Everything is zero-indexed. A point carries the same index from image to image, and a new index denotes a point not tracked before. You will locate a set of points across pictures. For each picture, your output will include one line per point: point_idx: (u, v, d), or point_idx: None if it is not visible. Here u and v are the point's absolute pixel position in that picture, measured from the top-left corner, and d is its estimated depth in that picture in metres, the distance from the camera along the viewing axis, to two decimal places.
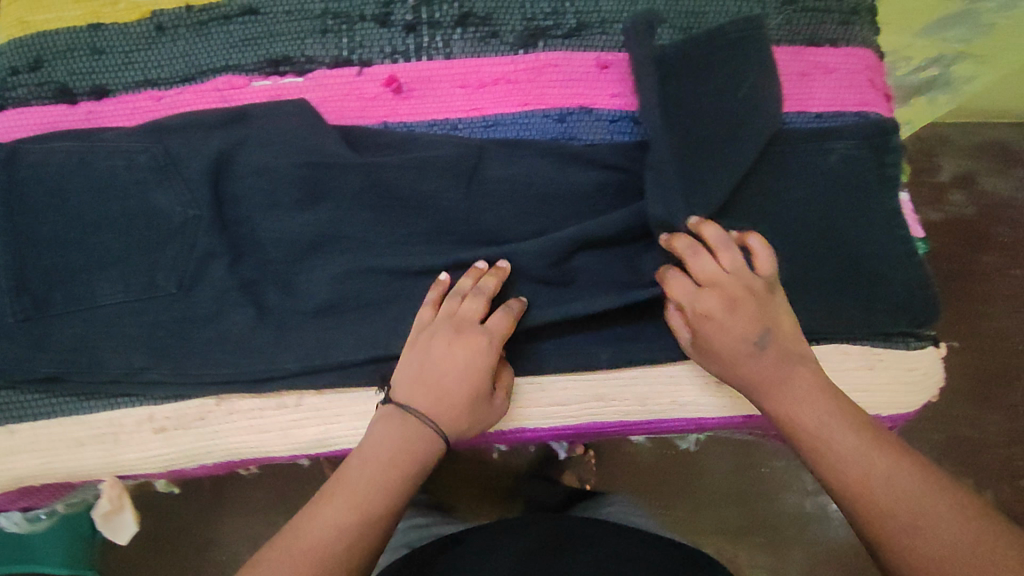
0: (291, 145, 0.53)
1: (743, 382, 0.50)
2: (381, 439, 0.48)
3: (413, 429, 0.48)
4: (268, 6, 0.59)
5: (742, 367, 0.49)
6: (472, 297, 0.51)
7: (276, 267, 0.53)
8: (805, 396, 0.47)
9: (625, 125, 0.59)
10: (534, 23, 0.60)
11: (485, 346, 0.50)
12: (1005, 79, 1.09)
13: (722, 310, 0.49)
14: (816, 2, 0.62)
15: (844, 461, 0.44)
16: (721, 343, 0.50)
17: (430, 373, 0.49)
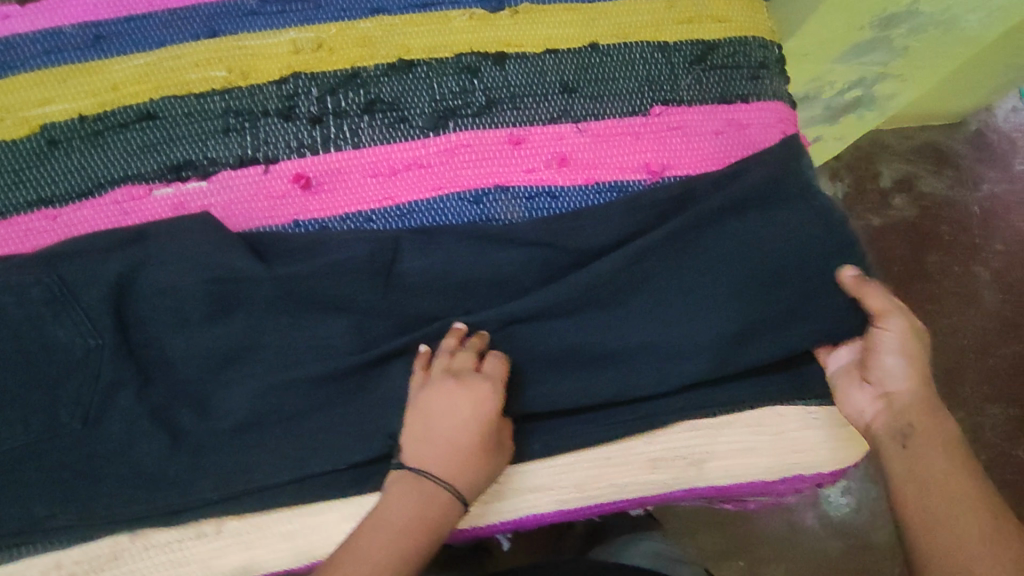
0: (197, 261, 0.51)
1: (921, 406, 0.51)
2: (395, 504, 0.50)
3: (432, 490, 0.50)
4: (165, 109, 0.57)
5: (933, 391, 0.52)
6: (461, 353, 0.52)
7: (190, 386, 0.51)
8: (945, 441, 0.50)
9: (543, 200, 0.59)
10: (442, 105, 0.59)
11: (483, 395, 0.51)
12: (930, 90, 1.12)
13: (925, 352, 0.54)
14: (725, 59, 0.62)
15: (958, 512, 0.46)
16: (920, 361, 0.52)
17: (438, 433, 0.51)
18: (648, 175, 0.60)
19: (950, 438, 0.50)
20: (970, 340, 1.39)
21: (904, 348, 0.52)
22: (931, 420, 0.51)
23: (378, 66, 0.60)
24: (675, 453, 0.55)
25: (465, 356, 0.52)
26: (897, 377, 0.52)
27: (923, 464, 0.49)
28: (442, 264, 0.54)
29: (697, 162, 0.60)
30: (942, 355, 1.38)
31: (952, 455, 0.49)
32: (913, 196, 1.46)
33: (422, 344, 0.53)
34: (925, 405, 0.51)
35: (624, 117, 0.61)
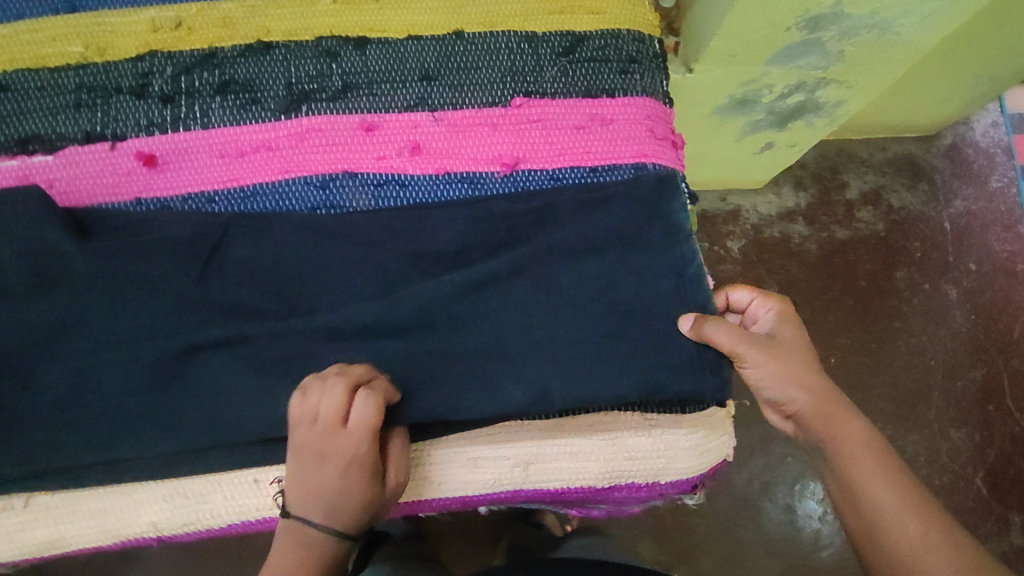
0: (16, 235, 0.53)
1: (818, 406, 0.56)
2: (289, 554, 0.49)
3: (308, 541, 0.49)
4: (17, 83, 0.58)
5: (821, 384, 0.56)
6: (332, 399, 0.48)
7: (11, 358, 0.52)
8: (868, 438, 0.56)
9: (392, 188, 0.58)
10: (296, 88, 0.59)
11: (356, 449, 0.48)
12: (882, 96, 1.08)
13: (794, 337, 0.58)
14: (594, 51, 0.61)
15: (904, 523, 0.51)
16: (797, 359, 0.57)
17: (316, 490, 0.49)
18: (501, 167, 0.59)
19: (866, 442, 0.56)
20: (933, 358, 1.30)
21: (778, 365, 0.56)
22: (837, 432, 0.56)
23: (236, 47, 0.59)
24: (500, 454, 0.54)
25: (331, 407, 0.48)
26: (790, 396, 0.56)
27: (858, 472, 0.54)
28: (264, 257, 0.55)
29: (554, 156, 0.59)
30: (901, 374, 1.29)
31: (867, 464, 0.54)
32: (881, 209, 1.39)
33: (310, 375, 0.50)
34: (818, 410, 0.56)
35: (483, 108, 0.59)
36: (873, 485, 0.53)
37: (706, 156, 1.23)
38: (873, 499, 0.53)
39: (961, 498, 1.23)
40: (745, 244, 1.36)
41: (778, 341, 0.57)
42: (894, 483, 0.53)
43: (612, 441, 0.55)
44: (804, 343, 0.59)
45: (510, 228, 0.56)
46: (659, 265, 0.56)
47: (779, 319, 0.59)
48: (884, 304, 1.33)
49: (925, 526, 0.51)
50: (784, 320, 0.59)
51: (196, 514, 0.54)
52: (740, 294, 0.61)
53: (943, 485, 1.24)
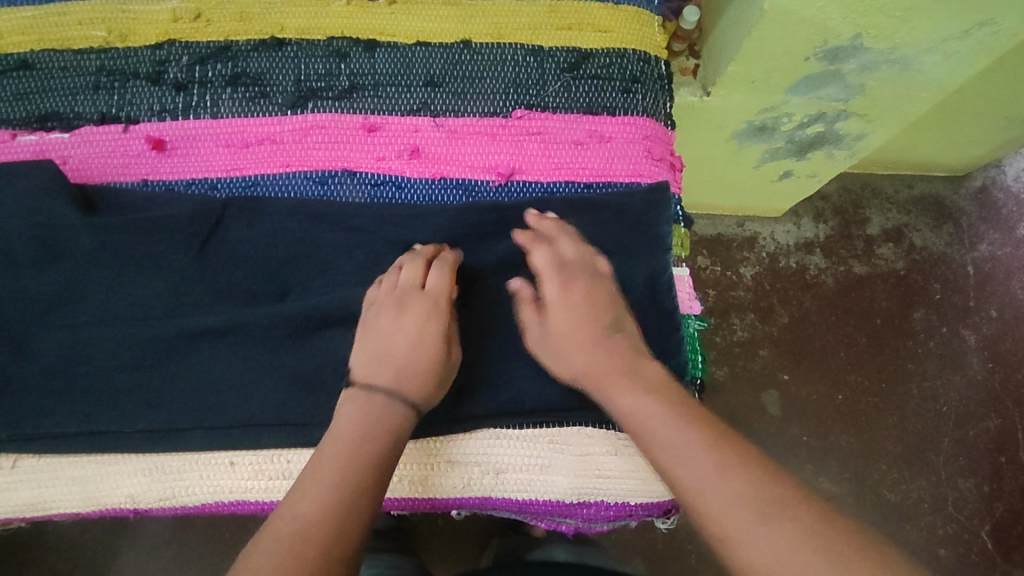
0: (27, 205, 0.54)
1: (596, 374, 0.50)
2: (356, 422, 0.48)
3: (374, 401, 0.49)
4: (43, 62, 0.60)
5: (590, 351, 0.51)
6: (410, 267, 0.53)
7: (11, 324, 0.53)
8: (648, 389, 0.49)
9: (389, 189, 0.59)
10: (304, 85, 0.60)
11: (433, 304, 0.52)
12: (907, 132, 1.06)
13: (582, 290, 0.52)
14: (597, 69, 0.61)
15: (717, 514, 0.42)
16: (574, 321, 0.52)
17: (389, 352, 0.51)
18: (497, 176, 0.59)
19: (663, 416, 0.47)
20: (946, 405, 1.27)
21: (553, 346, 0.52)
22: (614, 402, 0.49)
23: (249, 41, 0.61)
24: (469, 459, 0.54)
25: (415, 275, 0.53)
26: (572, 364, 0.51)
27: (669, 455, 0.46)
28: (256, 249, 0.55)
29: (550, 169, 0.59)
30: (911, 417, 1.26)
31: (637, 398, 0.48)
32: (902, 247, 1.36)
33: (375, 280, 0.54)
34: (596, 381, 0.50)
35: (483, 117, 0.60)
36: (672, 431, 0.46)
37: (725, 181, 1.22)
38: (657, 439, 0.46)
39: (969, 550, 1.20)
40: (759, 271, 1.34)
41: (558, 309, 0.52)
42: (670, 421, 0.47)
43: (583, 454, 0.54)
44: (597, 300, 0.52)
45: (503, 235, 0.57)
46: (642, 284, 0.56)
47: (565, 260, 0.53)
48: (900, 345, 1.30)
49: (727, 460, 0.44)
50: (561, 270, 0.53)
51: (172, 491, 0.53)
52: (547, 227, 0.55)
53: (947, 534, 1.21)
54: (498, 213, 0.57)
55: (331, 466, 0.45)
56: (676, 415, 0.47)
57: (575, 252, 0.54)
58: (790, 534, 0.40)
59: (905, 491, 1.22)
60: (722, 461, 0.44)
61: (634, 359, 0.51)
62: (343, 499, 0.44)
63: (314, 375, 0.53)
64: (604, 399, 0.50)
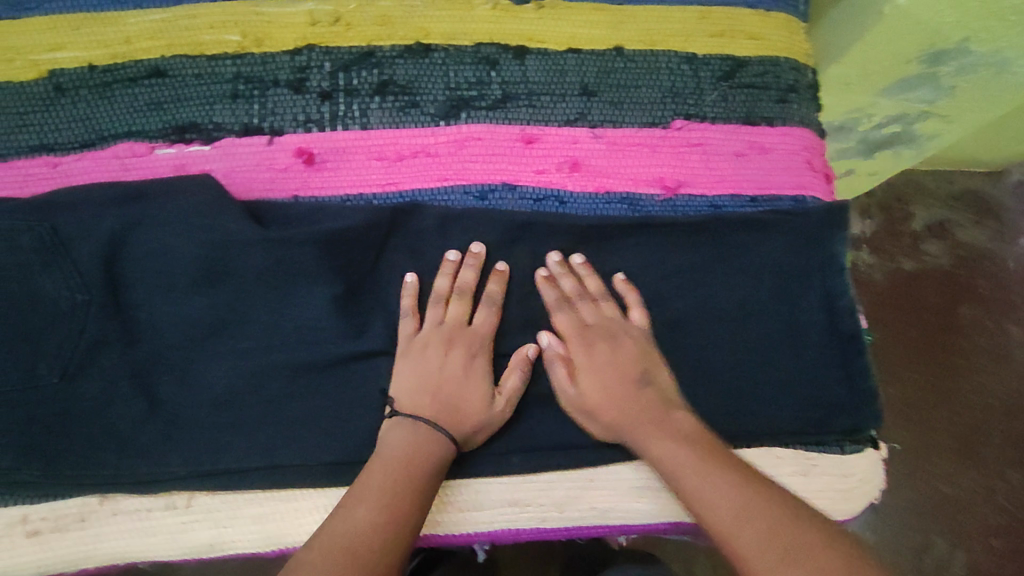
0: (194, 225, 0.51)
1: (623, 419, 0.50)
2: (405, 446, 0.48)
3: (424, 435, 0.49)
4: (176, 69, 0.56)
5: (628, 406, 0.51)
6: (458, 300, 0.53)
7: (175, 351, 0.51)
8: (674, 437, 0.48)
9: (550, 204, 0.57)
10: (456, 94, 0.58)
11: (478, 335, 0.53)
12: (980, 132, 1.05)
13: (604, 350, 0.53)
14: (753, 78, 0.60)
15: (795, 568, 0.39)
16: (603, 381, 0.52)
17: (435, 380, 0.51)
18: (662, 189, 0.58)
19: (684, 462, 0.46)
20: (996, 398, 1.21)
21: (590, 407, 0.51)
22: (650, 449, 0.48)
23: (394, 47, 0.58)
24: (660, 484, 0.54)
25: (570, 295, 0.54)
26: (587, 393, 0.52)
27: (755, 492, 0.44)
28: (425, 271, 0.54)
29: (714, 182, 0.58)
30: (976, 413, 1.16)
31: (674, 444, 0.47)
32: (945, 242, 1.26)
33: (410, 273, 0.53)
34: (628, 432, 0.50)
35: (643, 128, 0.58)
36: (727, 487, 0.44)
37: None
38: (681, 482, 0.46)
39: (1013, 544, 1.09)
40: None
41: (587, 369, 0.52)
42: (698, 469, 0.46)
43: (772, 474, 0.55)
44: (620, 359, 0.52)
45: (679, 254, 0.56)
46: (822, 301, 0.55)
47: (590, 323, 0.54)
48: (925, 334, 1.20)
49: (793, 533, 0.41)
50: (582, 331, 0.53)
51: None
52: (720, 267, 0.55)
53: (990, 525, 1.10)
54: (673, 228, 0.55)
55: (383, 492, 0.44)
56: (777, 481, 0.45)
57: (621, 314, 0.54)
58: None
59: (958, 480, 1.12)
60: (749, 511, 0.42)
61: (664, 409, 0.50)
62: (392, 520, 0.43)
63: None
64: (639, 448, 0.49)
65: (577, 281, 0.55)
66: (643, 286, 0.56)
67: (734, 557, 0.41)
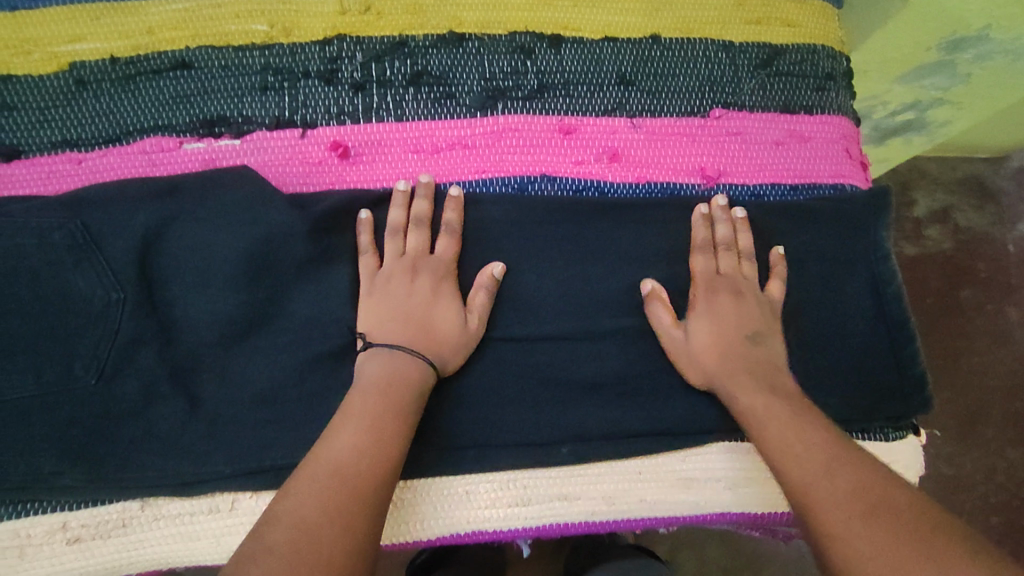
0: (233, 220, 0.50)
1: (727, 368, 0.50)
2: (382, 372, 0.48)
3: (396, 362, 0.48)
4: (202, 60, 0.54)
5: (727, 356, 0.51)
6: (415, 230, 0.52)
7: (212, 351, 0.50)
8: (774, 395, 0.48)
9: (590, 194, 0.56)
10: (492, 84, 0.56)
11: (443, 262, 0.52)
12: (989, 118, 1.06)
13: (727, 301, 0.53)
14: (790, 66, 0.59)
15: (826, 500, 0.41)
16: (716, 331, 0.52)
17: (398, 311, 0.50)
18: (703, 179, 0.57)
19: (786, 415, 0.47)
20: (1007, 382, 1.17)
21: (698, 355, 0.51)
22: (738, 398, 0.49)
23: (428, 37, 0.56)
24: (708, 475, 0.53)
25: (722, 240, 0.54)
26: (702, 341, 0.51)
27: (803, 433, 0.46)
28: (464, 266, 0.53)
29: (755, 170, 0.57)
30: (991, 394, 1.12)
31: (758, 393, 0.48)
32: (949, 227, 1.19)
33: (403, 182, 0.53)
34: (722, 382, 0.50)
35: (682, 116, 0.58)
36: (786, 427, 0.46)
37: None
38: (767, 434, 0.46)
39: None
40: None
41: (704, 315, 0.52)
42: (795, 425, 0.46)
43: None
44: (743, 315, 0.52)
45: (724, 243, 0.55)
46: (863, 287, 0.55)
47: (721, 271, 0.54)
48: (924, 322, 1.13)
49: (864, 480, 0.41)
50: (712, 279, 0.53)
51: (405, 527, 0.52)
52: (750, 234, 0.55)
53: (997, 502, 1.07)
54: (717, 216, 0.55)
55: (356, 419, 0.45)
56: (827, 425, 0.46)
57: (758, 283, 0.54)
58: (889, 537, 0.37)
59: (959, 461, 1.09)
60: (839, 462, 0.43)
61: (767, 369, 0.50)
62: (369, 444, 0.44)
63: (539, 392, 0.52)
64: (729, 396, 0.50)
65: (732, 228, 0.55)
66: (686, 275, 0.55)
67: (800, 507, 0.42)
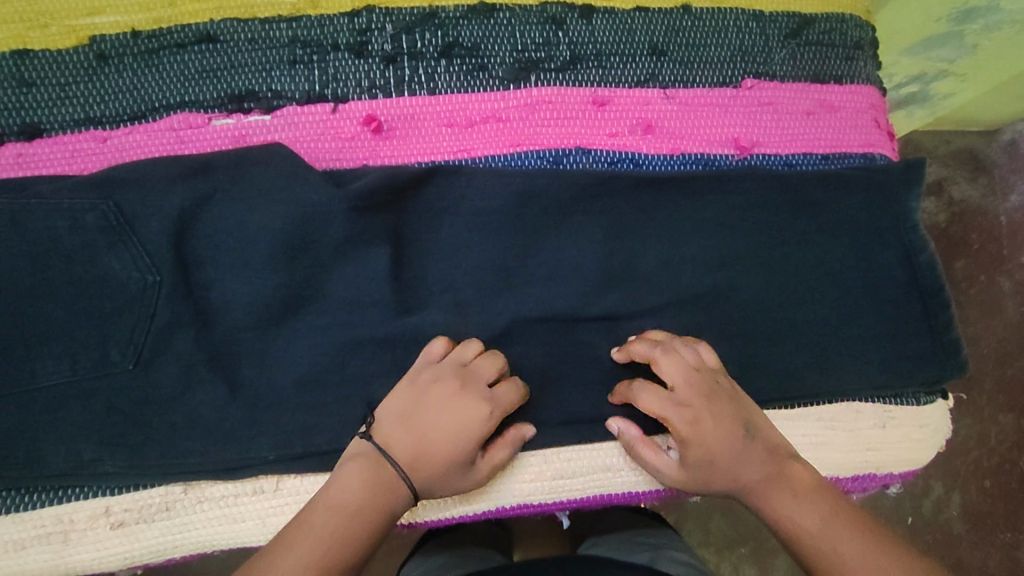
0: (270, 198, 0.49)
1: (751, 487, 0.49)
2: (356, 491, 0.44)
3: (374, 502, 0.44)
4: (227, 33, 0.52)
5: (742, 472, 0.49)
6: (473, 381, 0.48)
7: (251, 334, 0.49)
8: (796, 493, 0.48)
9: (624, 166, 0.56)
10: (524, 55, 0.55)
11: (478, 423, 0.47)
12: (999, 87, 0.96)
13: (706, 424, 0.49)
14: (820, 35, 0.59)
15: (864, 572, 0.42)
16: (706, 457, 0.49)
17: (418, 452, 0.46)
18: (736, 150, 0.57)
19: (804, 511, 0.47)
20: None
21: (697, 475, 0.49)
22: (777, 508, 0.48)
23: (458, 7, 0.55)
24: None
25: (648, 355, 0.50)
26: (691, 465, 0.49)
27: (825, 524, 0.45)
28: (502, 243, 0.52)
29: (787, 141, 0.57)
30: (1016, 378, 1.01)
31: (781, 496, 0.48)
32: (943, 200, 1.06)
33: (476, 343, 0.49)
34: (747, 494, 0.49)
35: (714, 87, 0.57)
36: (816, 522, 0.46)
37: None
38: (810, 544, 0.45)
39: (1004, 480, 0.99)
40: None
41: (693, 440, 0.48)
42: (825, 516, 0.46)
43: (855, 428, 0.55)
44: (726, 428, 0.49)
45: (761, 214, 0.55)
46: (897, 256, 0.56)
47: (681, 385, 0.49)
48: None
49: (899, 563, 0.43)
50: (681, 398, 0.49)
51: (453, 500, 0.52)
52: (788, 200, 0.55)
53: (988, 468, 0.99)
54: (754, 187, 0.55)
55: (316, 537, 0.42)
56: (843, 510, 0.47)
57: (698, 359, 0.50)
58: None
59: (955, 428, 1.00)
60: (859, 534, 0.45)
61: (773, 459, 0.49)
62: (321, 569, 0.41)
63: (582, 367, 0.52)
64: (762, 506, 0.48)
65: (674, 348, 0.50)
66: (725, 248, 0.54)
67: None
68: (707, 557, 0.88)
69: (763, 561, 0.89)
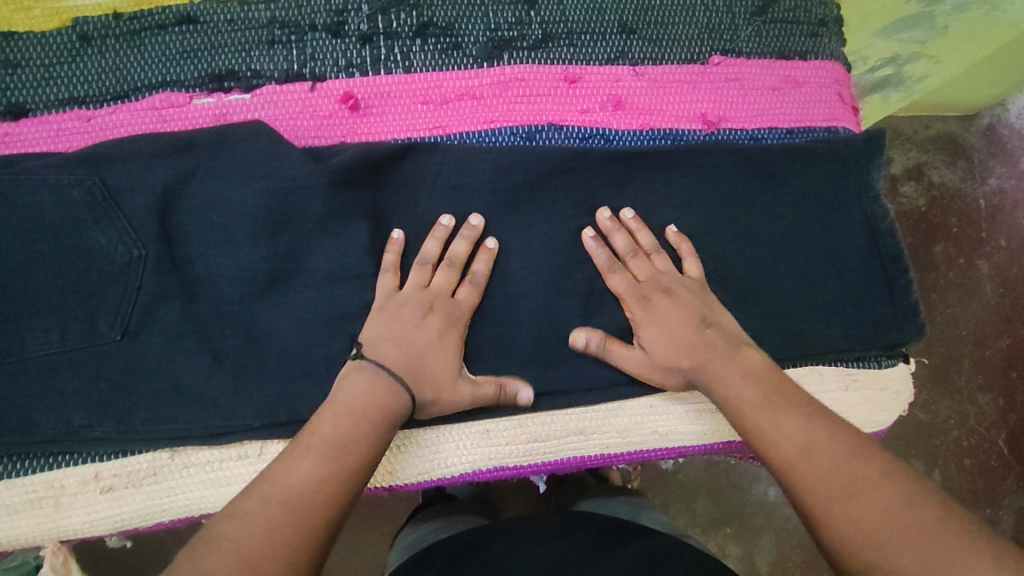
0: (250, 174, 0.50)
1: (702, 367, 0.50)
2: (363, 395, 0.46)
3: (383, 388, 0.47)
4: (207, 14, 0.54)
5: (692, 351, 0.51)
6: (444, 269, 0.52)
7: (234, 306, 0.50)
8: (747, 375, 0.49)
9: (596, 142, 0.58)
10: (497, 34, 0.57)
11: (461, 306, 0.52)
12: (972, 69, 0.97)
13: (663, 304, 0.52)
14: (785, 13, 0.61)
15: (800, 450, 0.43)
16: (664, 335, 0.51)
17: (409, 338, 0.49)
18: (704, 125, 0.59)
19: (754, 391, 0.48)
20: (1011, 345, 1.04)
21: (655, 360, 0.52)
22: (723, 387, 0.49)
23: None
24: (718, 406, 0.56)
25: (623, 252, 0.54)
26: (649, 343, 0.52)
27: (776, 412, 0.46)
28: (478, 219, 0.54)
29: (753, 115, 0.59)
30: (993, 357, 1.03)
31: (732, 377, 0.49)
32: (921, 184, 1.07)
33: (446, 216, 0.53)
34: (699, 378, 0.50)
35: (682, 63, 0.59)
36: (761, 406, 0.47)
37: None
38: (750, 418, 0.47)
39: (983, 459, 1.01)
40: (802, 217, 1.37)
41: (649, 322, 0.52)
42: (766, 402, 0.46)
43: (820, 391, 0.57)
44: (681, 313, 0.52)
45: (729, 188, 0.57)
46: (859, 226, 0.58)
47: (642, 279, 0.53)
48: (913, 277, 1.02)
49: (848, 449, 0.42)
50: (639, 287, 0.53)
51: (431, 465, 0.54)
52: (755, 174, 0.57)
53: (967, 447, 1.01)
54: (722, 161, 0.57)
55: (324, 443, 0.43)
56: (789, 395, 0.47)
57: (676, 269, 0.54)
58: (870, 509, 0.39)
59: (934, 409, 1.02)
60: (808, 423, 0.45)
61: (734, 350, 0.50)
62: (332, 473, 0.42)
63: (558, 336, 0.54)
64: (709, 385, 0.50)
65: (629, 235, 0.55)
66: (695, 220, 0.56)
67: (779, 469, 0.43)
68: (693, 535, 0.90)
69: (747, 538, 0.91)
